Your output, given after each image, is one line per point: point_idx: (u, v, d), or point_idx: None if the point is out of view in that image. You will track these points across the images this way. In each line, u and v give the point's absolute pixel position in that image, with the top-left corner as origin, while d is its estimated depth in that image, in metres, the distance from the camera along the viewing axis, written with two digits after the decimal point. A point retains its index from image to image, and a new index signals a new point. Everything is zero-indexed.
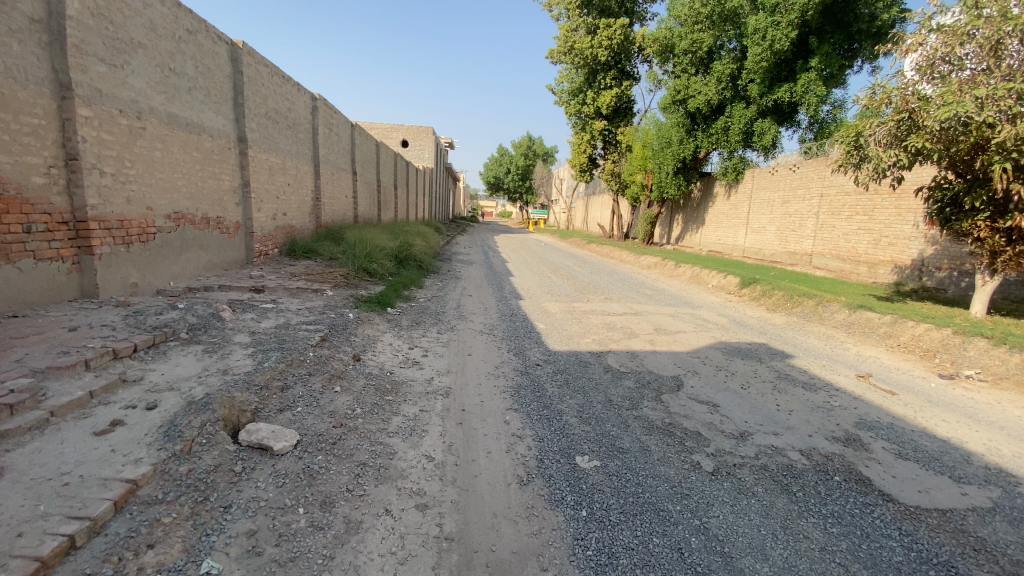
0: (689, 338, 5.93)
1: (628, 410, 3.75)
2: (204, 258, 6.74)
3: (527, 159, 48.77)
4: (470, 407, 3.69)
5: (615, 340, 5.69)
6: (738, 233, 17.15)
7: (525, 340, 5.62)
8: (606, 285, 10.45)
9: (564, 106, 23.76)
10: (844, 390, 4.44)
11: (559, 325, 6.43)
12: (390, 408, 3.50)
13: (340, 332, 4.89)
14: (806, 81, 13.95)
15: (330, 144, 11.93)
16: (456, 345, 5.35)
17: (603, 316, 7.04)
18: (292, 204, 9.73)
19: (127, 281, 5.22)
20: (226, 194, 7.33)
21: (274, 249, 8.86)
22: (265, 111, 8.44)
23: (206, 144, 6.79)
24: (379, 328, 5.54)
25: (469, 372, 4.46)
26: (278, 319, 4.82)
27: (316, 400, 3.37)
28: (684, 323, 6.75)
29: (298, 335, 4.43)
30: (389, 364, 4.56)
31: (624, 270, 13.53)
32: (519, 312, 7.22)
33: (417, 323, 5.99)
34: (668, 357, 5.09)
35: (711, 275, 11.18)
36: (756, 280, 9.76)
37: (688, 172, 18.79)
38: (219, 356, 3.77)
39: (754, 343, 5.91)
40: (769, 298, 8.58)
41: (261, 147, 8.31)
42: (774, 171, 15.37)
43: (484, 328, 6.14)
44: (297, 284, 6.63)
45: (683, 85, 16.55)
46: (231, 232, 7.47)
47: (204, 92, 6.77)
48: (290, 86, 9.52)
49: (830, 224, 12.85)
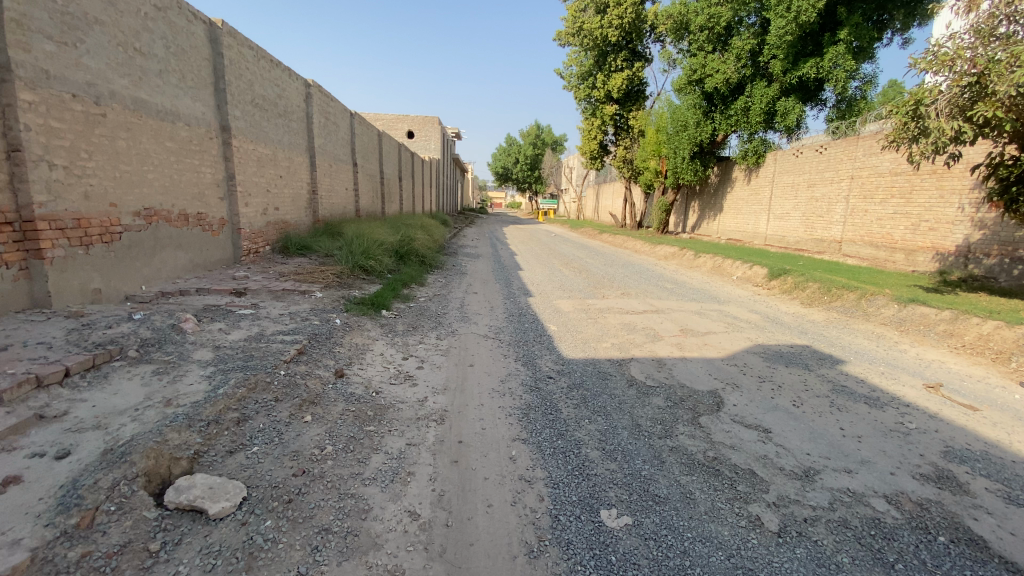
0: (722, 342, 5.23)
1: (661, 439, 3.09)
2: (183, 258, 6.15)
3: (536, 148, 47.79)
4: (468, 437, 3.05)
5: (636, 345, 5.01)
6: (760, 219, 16.28)
7: (534, 346, 4.97)
8: (623, 277, 9.77)
9: (573, 90, 22.87)
10: (916, 407, 3.72)
11: (573, 327, 5.76)
12: (369, 442, 2.86)
13: (322, 342, 4.27)
14: (834, 56, 13.05)
15: (327, 134, 11.31)
16: (456, 353, 4.71)
17: (621, 315, 6.35)
18: (285, 198, 9.12)
19: (88, 288, 4.65)
20: (208, 188, 6.73)
21: (265, 246, 8.27)
22: (251, 97, 7.82)
23: (182, 133, 6.19)
24: (371, 334, 4.91)
25: (469, 389, 3.82)
26: (252, 328, 4.22)
27: (277, 437, 2.76)
28: (713, 323, 6.04)
29: (270, 348, 3.81)
30: (376, 380, 3.93)
31: (640, 261, 12.80)
32: (528, 312, 6.56)
33: (414, 328, 5.35)
34: (701, 366, 4.40)
35: (736, 266, 10.43)
36: (787, 271, 9.00)
37: (705, 156, 17.95)
38: (170, 378, 3.17)
39: (796, 345, 5.22)
40: (803, 292, 7.82)
41: (248, 137, 7.70)
42: (798, 153, 14.48)
43: (489, 331, 5.49)
44: (284, 285, 6.03)
45: (699, 64, 15.64)
46: (215, 228, 6.89)
47: (178, 76, 6.15)
48: (279, 70, 8.88)
49: (862, 208, 11.99)
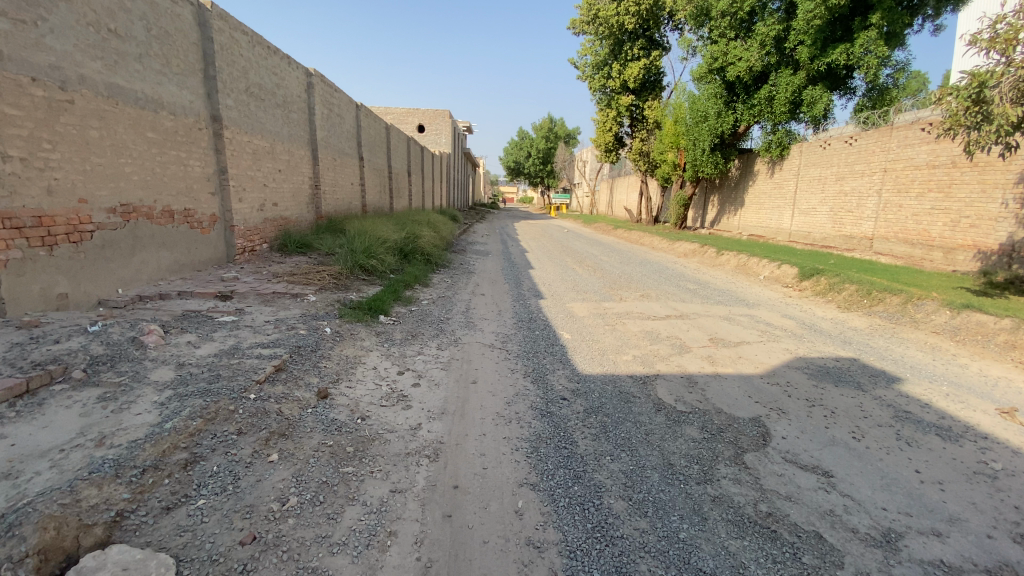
0: (758, 355, 4.64)
1: (700, 487, 2.54)
2: (167, 258, 5.70)
3: (549, 142, 46.99)
4: (466, 480, 2.53)
5: (661, 358, 4.45)
6: (784, 215, 15.55)
7: (545, 358, 4.44)
8: (640, 277, 9.20)
9: (588, 81, 22.20)
10: (997, 440, 3.12)
11: (588, 335, 5.21)
12: (344, 489, 2.35)
13: (306, 354, 3.77)
14: (866, 41, 12.28)
15: (331, 126, 10.83)
16: (458, 367, 4.19)
17: (641, 321, 5.78)
18: (284, 193, 8.66)
19: (53, 293, 4.23)
20: (197, 182, 6.28)
21: (262, 244, 7.82)
22: (245, 85, 7.35)
23: (165, 123, 5.73)
24: (365, 344, 4.40)
25: (470, 413, 3.30)
26: (227, 340, 3.73)
27: (231, 485, 2.25)
28: (745, 331, 5.45)
29: (242, 365, 3.31)
30: (365, 401, 3.41)
31: (658, 259, 12.19)
32: (539, 317, 6.02)
33: (412, 336, 4.83)
34: (739, 387, 3.82)
35: (761, 265, 9.79)
36: (818, 270, 8.38)
37: (726, 149, 17.22)
38: (117, 406, 2.69)
39: (841, 358, 4.63)
40: (839, 296, 7.18)
41: (242, 128, 7.24)
42: (825, 145, 13.71)
43: (496, 340, 4.95)
44: (275, 287, 5.55)
45: (720, 51, 14.91)
46: (204, 226, 6.43)
47: (160, 61, 5.69)
48: (277, 58, 8.41)
49: (896, 203, 11.25)
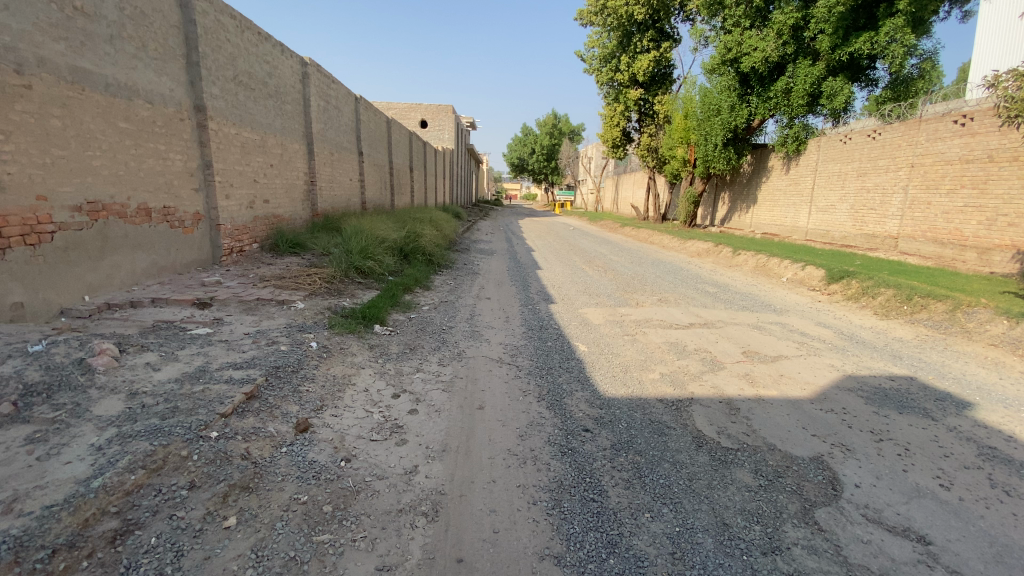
0: (803, 373, 4.09)
1: (770, 562, 2.01)
2: (144, 260, 5.20)
3: (553, 138, 46.19)
4: (472, 551, 2.01)
5: (693, 377, 3.90)
6: (800, 212, 14.95)
7: (562, 376, 3.90)
8: (655, 279, 8.64)
9: (595, 74, 21.62)
10: None
11: (607, 347, 4.67)
12: (317, 569, 1.83)
13: (285, 376, 3.23)
14: (890, 30, 11.69)
15: (327, 118, 10.27)
16: (462, 388, 3.65)
17: (664, 330, 5.24)
18: (276, 189, 8.13)
19: (4, 302, 3.72)
20: (178, 178, 5.77)
21: (253, 243, 7.30)
22: (232, 73, 6.81)
23: (140, 112, 5.20)
24: (356, 360, 3.87)
25: (476, 450, 2.77)
26: (194, 360, 3.20)
27: (170, 567, 1.74)
28: (781, 343, 4.90)
29: (205, 394, 2.79)
30: (352, 436, 2.87)
31: (671, 259, 11.63)
32: (551, 325, 5.48)
33: (411, 349, 4.29)
34: (789, 417, 3.29)
35: (783, 266, 9.24)
36: (848, 272, 7.83)
37: (739, 143, 16.63)
38: (43, 451, 2.17)
39: (898, 378, 4.09)
40: (875, 301, 6.64)
41: (229, 119, 6.71)
42: (845, 139, 13.11)
43: (504, 353, 4.42)
44: (261, 293, 5.03)
45: (735, 41, 14.29)
46: (187, 225, 5.92)
47: (135, 43, 5.17)
48: (269, 45, 7.87)
49: (924, 200, 10.67)
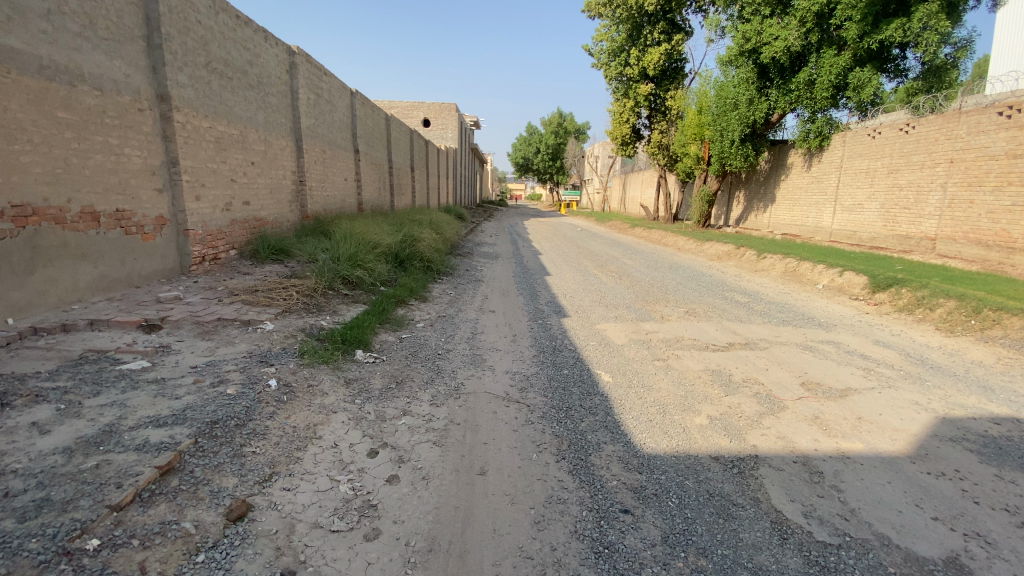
0: (885, 416, 3.27)
1: None
2: (89, 273, 4.43)
3: (559, 137, 45.20)
4: None
5: (750, 421, 3.12)
6: (823, 212, 14.09)
7: (585, 422, 3.10)
8: (676, 286, 7.82)
9: (603, 69, 20.78)
10: None
11: (636, 377, 3.85)
12: None
13: (224, 435, 2.45)
14: (924, 16, 10.86)
15: (318, 112, 9.49)
16: (460, 439, 2.86)
17: (700, 353, 4.43)
18: (258, 189, 7.36)
19: None
20: (137, 177, 5.00)
21: (229, 250, 6.53)
22: (205, 59, 6.04)
23: (85, 100, 4.43)
24: (326, 403, 3.06)
25: (476, 552, 1.98)
26: (103, 416, 2.42)
27: None
28: (844, 371, 4.09)
29: (101, 473, 2.02)
30: (304, 524, 2.08)
31: (690, 262, 10.82)
32: (566, 346, 4.68)
33: (397, 383, 3.49)
34: (892, 488, 2.49)
35: (817, 271, 8.41)
36: (896, 279, 7.00)
37: (757, 139, 15.76)
38: None
39: (1006, 422, 3.25)
40: (935, 314, 5.82)
41: (201, 111, 5.94)
42: (874, 134, 12.23)
43: (510, 386, 3.61)
44: (225, 312, 4.26)
45: (754, 31, 13.41)
46: (147, 231, 5.14)
47: (81, 21, 4.41)
48: (250, 31, 7.11)
49: (965, 198, 9.80)
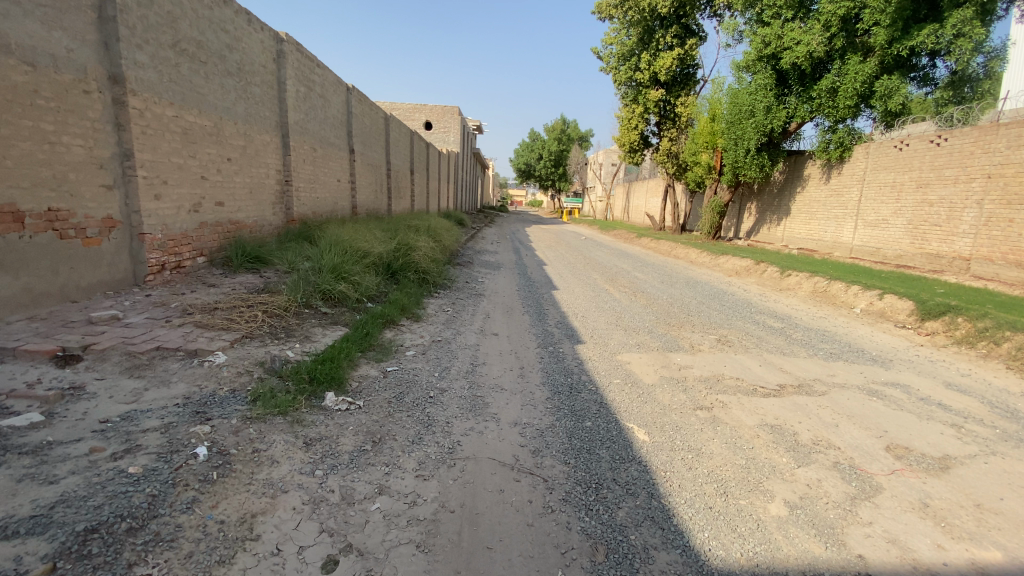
0: (1011, 505, 2.48)
1: None
2: (7, 287, 3.65)
3: (561, 143, 44.41)
4: None
5: (844, 517, 2.31)
6: (842, 226, 13.36)
7: (625, 512, 2.28)
8: (699, 306, 7.02)
9: (612, 74, 20.07)
10: None
11: (677, 435, 3.05)
12: None
13: (101, 554, 1.65)
14: (959, 21, 10.14)
15: (308, 106, 8.73)
16: (455, 541, 2.05)
17: (749, 400, 3.64)
18: (235, 188, 6.58)
19: None
20: (79, 171, 4.21)
21: (195, 256, 5.73)
22: (171, 37, 5.25)
23: (9, 75, 3.64)
24: (273, 477, 2.27)
25: None
26: None
27: None
28: (932, 431, 3.28)
29: None
30: None
31: (707, 278, 10.05)
32: (585, 384, 3.87)
33: (373, 444, 2.68)
34: None
35: (851, 293, 7.64)
36: (948, 305, 6.22)
37: (772, 149, 15.04)
38: None
39: None
40: (1002, 350, 5.06)
41: (165, 97, 5.16)
42: (900, 145, 11.49)
43: (521, 448, 2.81)
44: (170, 338, 3.46)
45: (774, 35, 12.71)
46: (90, 235, 4.33)
47: None
48: (229, 11, 6.34)
49: (1003, 216, 9.07)
